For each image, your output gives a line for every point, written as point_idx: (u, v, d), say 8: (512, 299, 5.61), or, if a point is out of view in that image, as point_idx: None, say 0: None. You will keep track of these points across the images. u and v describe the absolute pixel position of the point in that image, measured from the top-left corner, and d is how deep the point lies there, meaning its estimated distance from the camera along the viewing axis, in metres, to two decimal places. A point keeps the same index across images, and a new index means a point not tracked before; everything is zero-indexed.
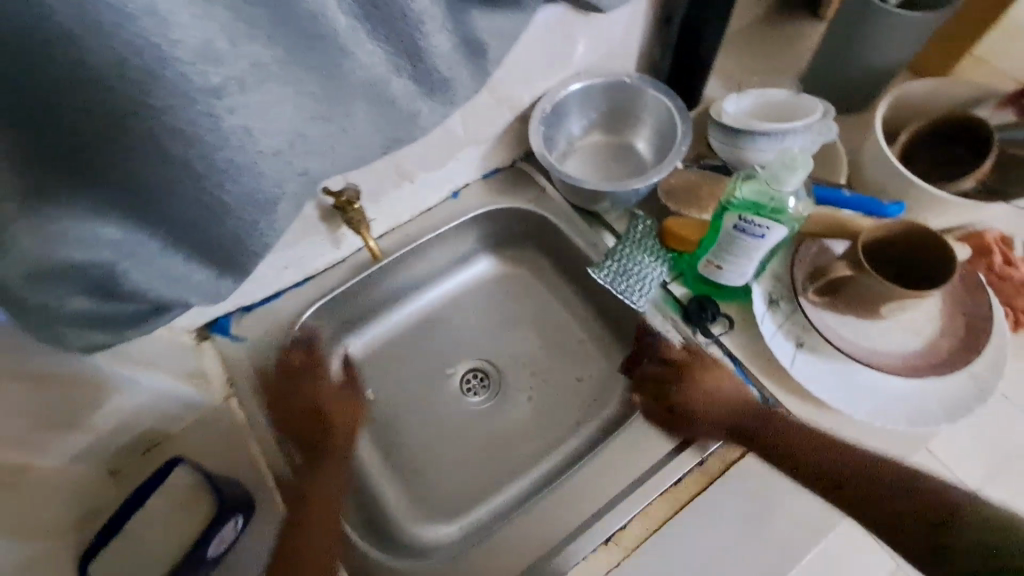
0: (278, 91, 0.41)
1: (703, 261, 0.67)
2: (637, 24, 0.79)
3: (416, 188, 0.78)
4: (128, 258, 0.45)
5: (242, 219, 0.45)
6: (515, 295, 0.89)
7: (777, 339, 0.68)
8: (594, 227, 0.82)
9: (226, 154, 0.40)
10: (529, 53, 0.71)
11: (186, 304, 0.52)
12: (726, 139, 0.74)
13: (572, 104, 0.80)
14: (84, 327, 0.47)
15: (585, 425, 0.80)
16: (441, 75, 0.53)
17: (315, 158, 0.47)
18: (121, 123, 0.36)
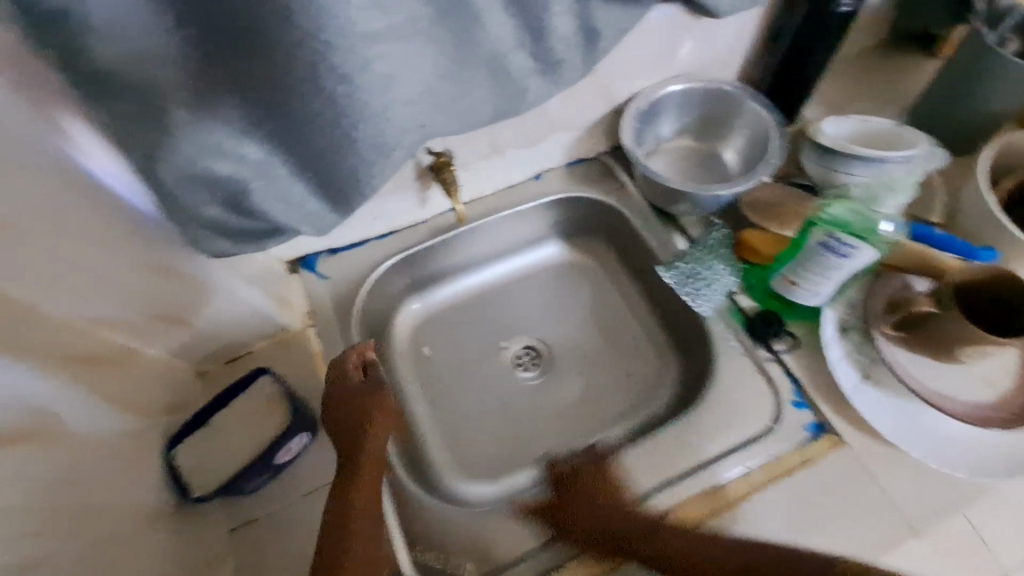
0: (421, 47, 0.45)
1: (777, 276, 0.67)
2: (746, 34, 0.79)
3: (504, 165, 0.82)
4: (261, 177, 0.50)
5: (364, 159, 0.49)
6: (577, 283, 0.92)
7: (844, 366, 0.67)
8: (668, 228, 0.82)
9: (368, 97, 0.44)
10: (637, 49, 0.73)
11: (297, 231, 0.58)
12: (821, 159, 0.73)
13: (668, 105, 0.81)
14: (215, 236, 0.53)
15: (628, 418, 0.81)
16: (557, 56, 0.57)
17: (435, 113, 0.51)
18: (290, 56, 0.40)
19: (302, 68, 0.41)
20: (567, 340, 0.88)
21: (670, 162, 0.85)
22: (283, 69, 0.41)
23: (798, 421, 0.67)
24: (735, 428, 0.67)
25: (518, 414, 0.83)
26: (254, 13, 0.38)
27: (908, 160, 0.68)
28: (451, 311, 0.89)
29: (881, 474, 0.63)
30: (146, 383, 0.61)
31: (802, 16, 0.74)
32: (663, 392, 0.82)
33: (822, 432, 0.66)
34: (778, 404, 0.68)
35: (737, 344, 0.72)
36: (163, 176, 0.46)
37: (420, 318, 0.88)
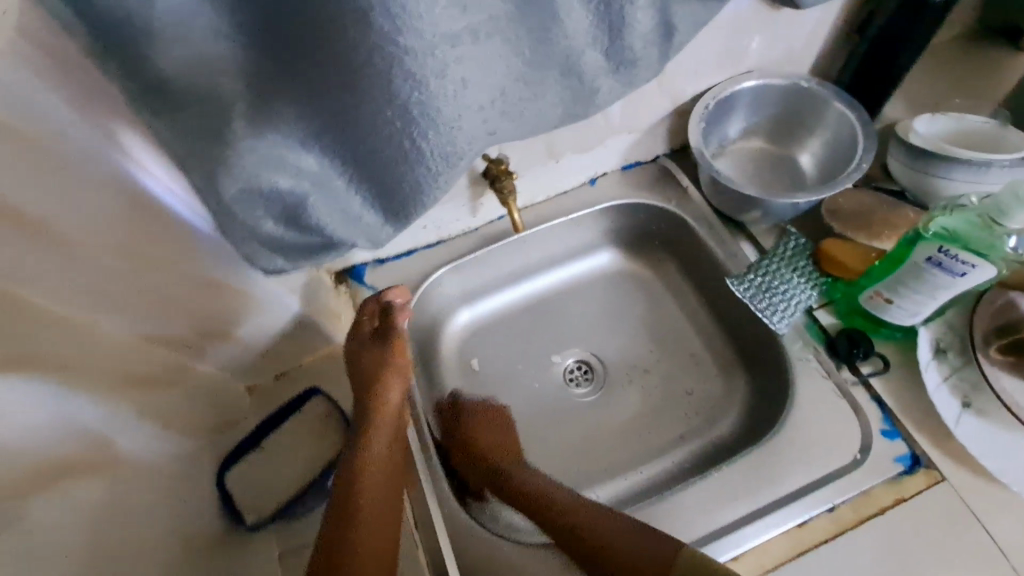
0: (499, 48, 0.41)
1: (868, 291, 0.61)
2: (825, 28, 0.73)
3: (559, 170, 0.78)
4: (319, 188, 0.47)
5: (429, 170, 0.46)
6: (632, 294, 0.87)
7: (942, 394, 0.61)
8: (735, 236, 0.77)
9: (440, 104, 0.40)
10: (708, 45, 0.67)
11: (352, 245, 0.54)
12: (913, 163, 0.67)
13: (738, 104, 0.76)
14: (267, 249, 0.50)
15: (690, 440, 0.76)
16: (634, 54, 0.52)
17: (506, 120, 0.47)
18: (359, 54, 0.36)
19: (374, 72, 0.37)
20: (621, 355, 0.83)
21: (738, 164, 0.79)
22: (354, 73, 0.38)
23: (890, 452, 0.60)
24: (819, 459, 0.61)
25: (571, 432, 0.78)
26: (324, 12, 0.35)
27: (1019, 163, 0.61)
28: (500, 323, 0.85)
29: (988, 515, 0.57)
30: (196, 400, 0.59)
31: (891, 6, 0.67)
32: (729, 413, 0.76)
33: (918, 466, 0.60)
34: (866, 433, 0.62)
35: (819, 364, 0.66)
36: (222, 193, 0.43)
37: (468, 330, 0.84)
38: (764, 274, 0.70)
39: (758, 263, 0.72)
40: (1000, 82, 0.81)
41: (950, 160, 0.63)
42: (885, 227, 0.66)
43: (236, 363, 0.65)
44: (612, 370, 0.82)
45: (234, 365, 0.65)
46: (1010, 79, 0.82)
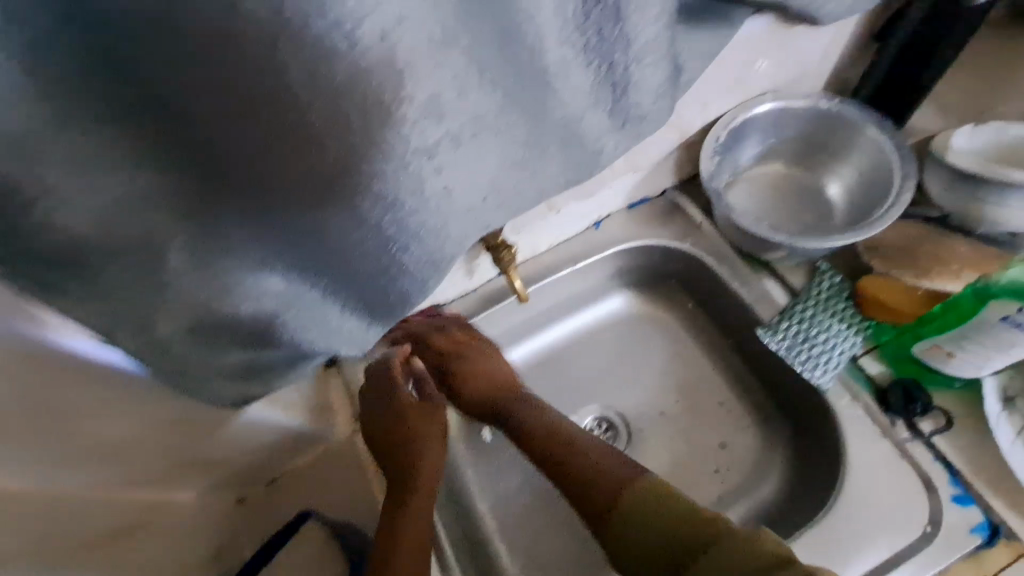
0: (489, 142, 0.33)
1: (925, 343, 0.53)
2: (843, 40, 0.65)
3: (560, 218, 0.70)
4: (291, 305, 0.39)
5: (414, 278, 0.39)
6: (650, 340, 0.79)
7: (1018, 451, 0.54)
8: (759, 275, 0.70)
9: (420, 217, 0.33)
10: (717, 74, 0.59)
11: (333, 354, 0.47)
12: (957, 185, 0.60)
13: (753, 130, 0.69)
14: (234, 377, 0.43)
15: (731, 504, 0.69)
16: (642, 109, 0.44)
17: (502, 212, 0.39)
18: (316, 184, 0.29)
19: (336, 198, 0.30)
20: (643, 409, 0.75)
21: (758, 194, 0.72)
22: (314, 200, 0.30)
23: (964, 522, 0.53)
24: (887, 536, 0.54)
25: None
26: (258, 138, 0.27)
27: None
28: None
29: None
30: None
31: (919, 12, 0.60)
32: (770, 470, 0.69)
33: (997, 537, 0.53)
34: (935, 502, 0.54)
35: (873, 422, 0.59)
36: (161, 331, 0.35)
37: None
38: (799, 321, 0.63)
39: (790, 308, 0.65)
40: None
41: (1001, 183, 0.56)
42: (935, 264, 0.59)
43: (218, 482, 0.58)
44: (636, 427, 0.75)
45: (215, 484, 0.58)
46: None
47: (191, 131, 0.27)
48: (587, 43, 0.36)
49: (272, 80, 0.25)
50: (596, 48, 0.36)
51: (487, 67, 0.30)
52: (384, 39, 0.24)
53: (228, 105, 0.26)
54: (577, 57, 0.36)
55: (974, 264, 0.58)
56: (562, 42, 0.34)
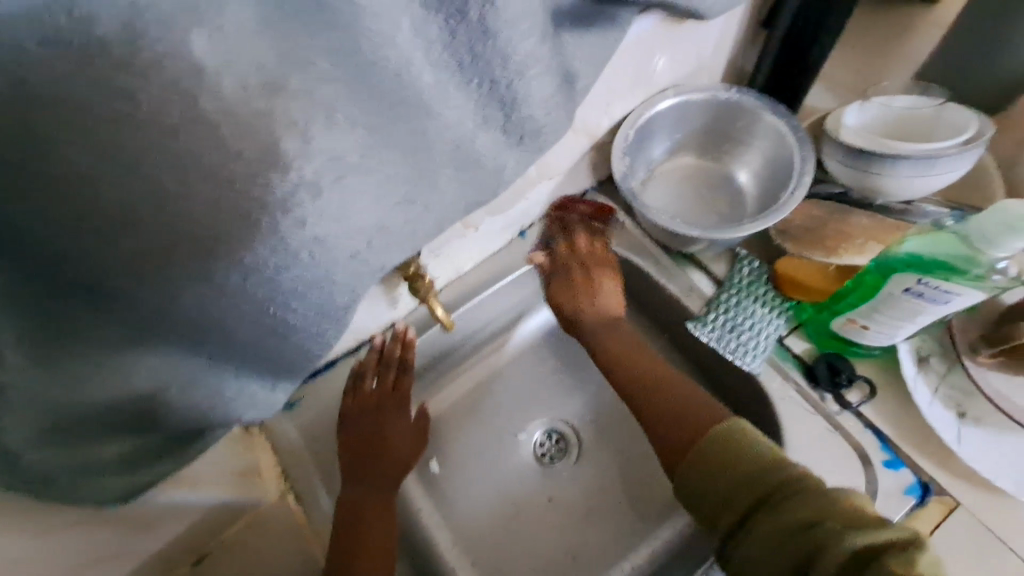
0: (361, 183, 0.29)
1: (842, 318, 0.55)
2: (732, 32, 0.66)
3: (480, 236, 0.68)
4: (173, 383, 0.36)
5: (308, 334, 0.35)
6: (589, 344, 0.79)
7: (936, 410, 0.56)
8: (684, 267, 0.70)
9: (293, 274, 0.29)
10: (615, 74, 0.58)
11: (238, 422, 0.43)
12: (852, 162, 0.62)
13: (659, 127, 0.69)
14: (123, 471, 0.38)
15: None
16: (537, 122, 0.41)
17: (397, 250, 0.36)
18: (156, 259, 0.26)
19: (183, 270, 0.26)
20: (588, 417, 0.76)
21: (673, 188, 0.73)
22: (159, 275, 0.27)
23: (897, 486, 0.55)
24: None
25: (553, 519, 0.70)
26: (68, 223, 0.23)
27: (960, 151, 0.57)
28: (455, 408, 0.75)
29: (1011, 534, 0.53)
30: None
31: None
32: None
33: (928, 495, 0.55)
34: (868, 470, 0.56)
35: (807, 398, 0.60)
36: (7, 441, 0.31)
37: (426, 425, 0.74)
38: (724, 307, 0.64)
39: (717, 297, 0.66)
40: (919, 43, 0.76)
41: (891, 158, 0.58)
42: (839, 239, 0.62)
43: None
44: (586, 434, 0.75)
45: None
46: (929, 36, 0.76)
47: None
48: (460, 63, 0.33)
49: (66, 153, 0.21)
50: (471, 66, 0.34)
51: (337, 105, 0.26)
52: None
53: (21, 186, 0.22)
54: (451, 79, 0.33)
55: (874, 234, 0.62)
56: (430, 66, 0.32)
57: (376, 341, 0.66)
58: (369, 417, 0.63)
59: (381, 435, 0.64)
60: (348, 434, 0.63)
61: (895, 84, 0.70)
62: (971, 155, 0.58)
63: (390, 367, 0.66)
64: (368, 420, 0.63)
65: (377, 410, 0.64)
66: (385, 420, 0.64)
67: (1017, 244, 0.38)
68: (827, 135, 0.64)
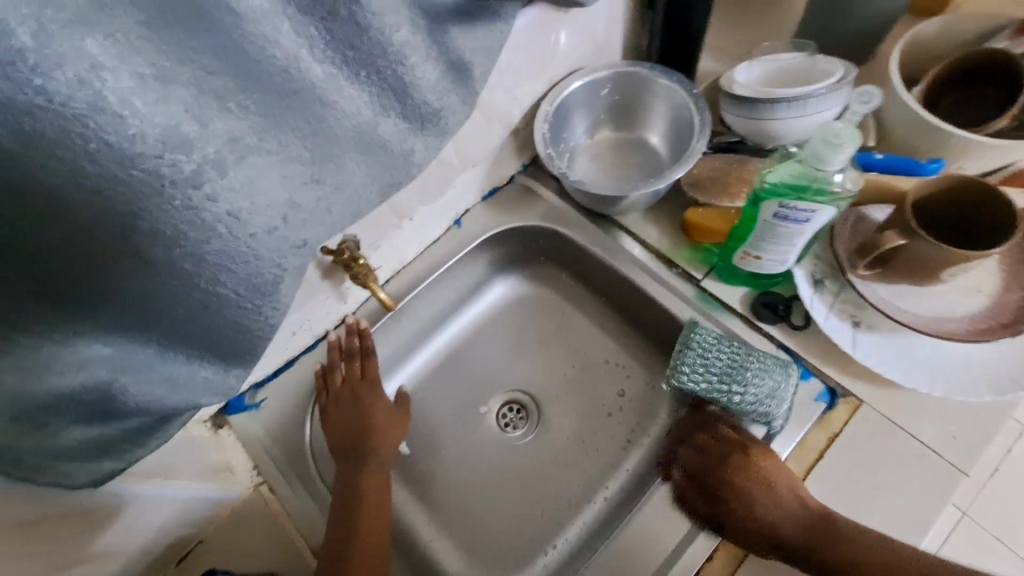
0: (264, 163, 0.35)
1: (739, 252, 0.62)
2: (618, 15, 0.74)
3: (415, 226, 0.74)
4: (127, 369, 0.40)
5: (242, 308, 0.40)
6: (538, 318, 0.85)
7: (833, 322, 0.63)
8: (609, 231, 0.77)
9: (215, 246, 0.34)
10: (514, 61, 0.65)
11: (196, 406, 0.47)
12: (741, 111, 0.68)
13: (572, 106, 0.76)
14: (91, 458, 0.42)
15: (638, 442, 0.74)
16: (431, 106, 0.47)
17: (314, 227, 0.41)
18: (89, 240, 0.30)
19: (113, 248, 0.31)
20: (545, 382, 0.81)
21: (597, 162, 0.79)
22: (93, 258, 0.31)
23: (809, 394, 0.62)
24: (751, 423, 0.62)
25: (523, 484, 0.74)
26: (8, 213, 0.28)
27: (829, 90, 0.64)
28: (417, 392, 0.80)
29: (908, 420, 0.59)
30: None
31: None
32: (659, 402, 0.76)
33: (836, 398, 0.62)
34: None
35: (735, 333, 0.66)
36: None
37: None
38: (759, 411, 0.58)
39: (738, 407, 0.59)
40: (788, 10, 0.85)
41: (771, 102, 0.65)
42: (740, 185, 0.69)
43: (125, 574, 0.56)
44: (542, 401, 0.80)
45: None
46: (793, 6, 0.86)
47: None
48: (344, 57, 0.39)
49: None
50: (354, 58, 0.39)
51: (227, 94, 0.31)
52: (84, 85, 0.26)
53: None
54: (339, 72, 0.39)
55: None
56: (316, 60, 0.37)
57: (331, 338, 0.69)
58: (347, 406, 0.66)
59: (363, 417, 0.66)
60: (334, 423, 0.66)
61: (771, 45, 0.78)
62: (840, 93, 0.65)
63: (355, 356, 0.69)
64: (348, 407, 0.66)
65: (354, 394, 0.67)
66: (364, 406, 0.67)
67: (843, 158, 0.45)
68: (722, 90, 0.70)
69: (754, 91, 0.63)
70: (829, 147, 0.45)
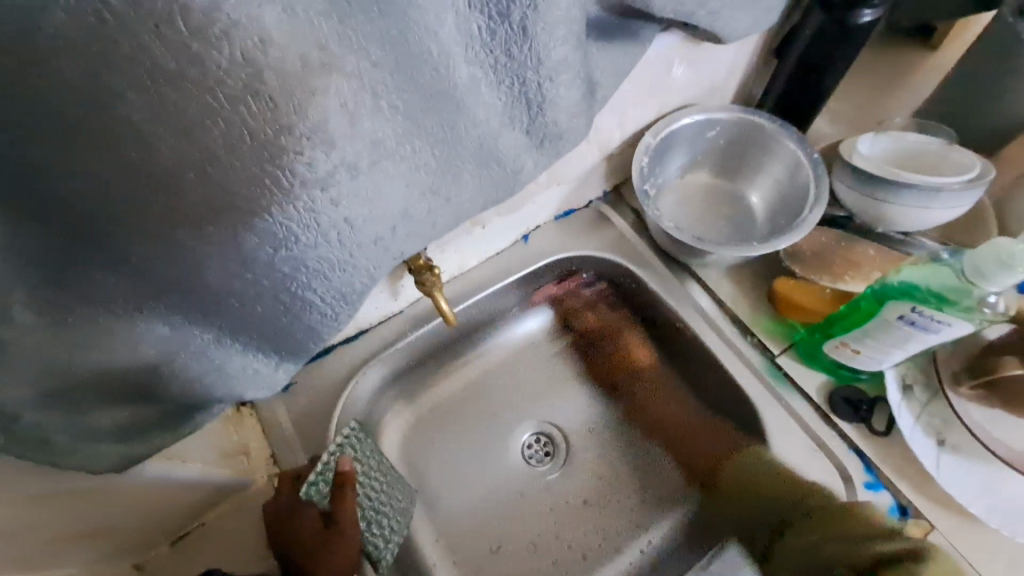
0: (392, 169, 0.30)
1: (834, 340, 0.56)
2: (744, 58, 0.69)
3: (486, 234, 0.69)
4: (179, 352, 0.35)
5: (322, 313, 0.35)
6: (306, 486, 0.54)
7: (917, 435, 0.58)
8: (683, 280, 0.72)
9: (318, 252, 0.30)
10: (632, 86, 0.60)
11: (237, 399, 0.41)
12: (859, 188, 0.63)
13: (676, 142, 0.70)
14: (117, 438, 0.38)
15: (668, 506, 0.70)
16: (560, 127, 0.42)
17: (416, 240, 0.37)
18: (193, 223, 0.26)
19: (215, 236, 0.27)
20: (396, 492, 0.62)
21: (685, 205, 0.74)
22: (187, 243, 0.27)
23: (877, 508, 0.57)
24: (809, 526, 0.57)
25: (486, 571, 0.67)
26: (117, 180, 0.24)
27: (964, 187, 0.59)
28: (447, 403, 0.75)
29: (986, 562, 0.54)
30: None
31: (810, 31, 0.63)
32: (703, 469, 0.71)
33: (905, 518, 0.57)
34: (849, 490, 0.58)
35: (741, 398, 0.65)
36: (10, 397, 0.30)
37: (415, 420, 0.74)
38: None
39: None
40: (905, 94, 0.80)
41: (898, 186, 0.60)
42: (846, 267, 0.63)
43: (118, 550, 0.51)
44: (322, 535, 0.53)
45: (115, 553, 0.51)
46: (917, 89, 0.81)
47: (40, 178, 0.24)
48: (495, 62, 0.34)
49: (123, 105, 0.22)
50: (505, 65, 0.34)
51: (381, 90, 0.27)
52: (244, 60, 0.22)
53: (67, 134, 0.23)
54: (484, 77, 0.35)
55: (880, 265, 0.63)
56: (468, 62, 0.33)
57: (386, 353, 0.68)
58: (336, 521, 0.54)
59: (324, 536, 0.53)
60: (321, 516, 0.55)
61: (894, 122, 0.73)
62: (975, 192, 0.59)
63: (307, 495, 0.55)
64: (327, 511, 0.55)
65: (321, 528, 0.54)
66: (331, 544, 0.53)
67: (1010, 281, 0.41)
68: (841, 160, 0.65)
69: (886, 172, 0.58)
70: (1001, 268, 0.40)
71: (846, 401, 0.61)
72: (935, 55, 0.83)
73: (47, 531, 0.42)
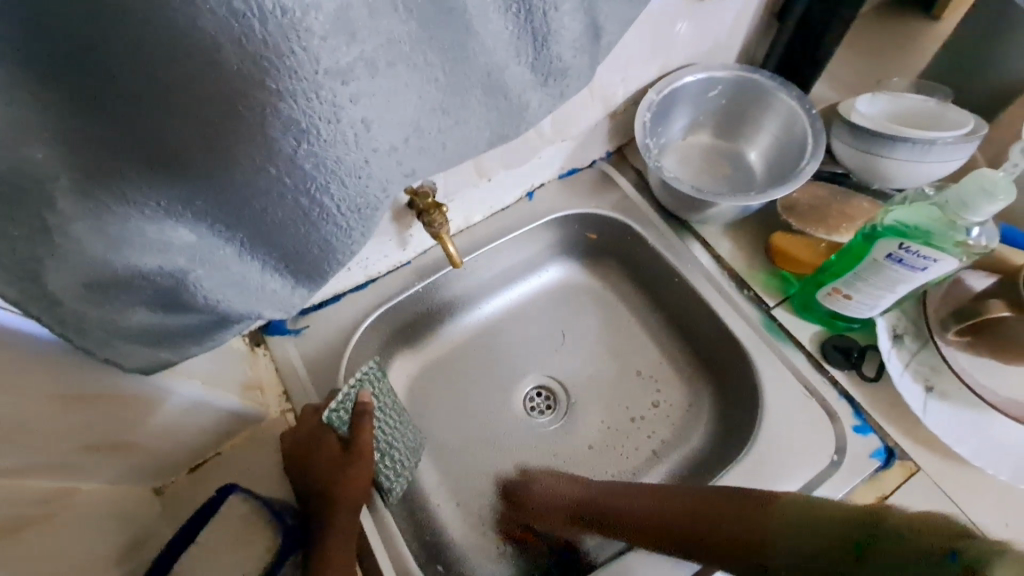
0: (405, 75, 0.34)
1: (826, 287, 0.58)
2: (747, 18, 0.70)
3: (491, 187, 0.71)
4: (202, 262, 0.36)
5: (337, 227, 0.37)
6: (330, 411, 0.57)
7: (905, 381, 0.60)
8: (683, 237, 0.74)
9: (336, 152, 0.32)
10: (636, 40, 0.62)
11: (256, 318, 0.43)
12: (856, 142, 0.65)
13: (679, 101, 0.72)
14: (146, 344, 0.40)
15: (664, 457, 0.72)
16: (564, 63, 0.44)
17: (426, 158, 0.40)
18: (226, 111, 0.29)
19: (247, 126, 0.29)
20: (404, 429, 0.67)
21: (687, 164, 0.76)
22: (221, 131, 0.30)
23: (864, 449, 0.59)
24: (797, 465, 0.59)
25: (487, 507, 0.70)
26: (163, 65, 0.27)
27: (959, 140, 0.60)
28: (452, 355, 0.78)
29: (968, 499, 0.56)
30: (91, 524, 0.48)
31: None
32: (698, 420, 0.73)
33: (892, 459, 0.59)
34: (838, 432, 0.60)
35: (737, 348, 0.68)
36: (55, 284, 0.32)
37: (420, 371, 0.76)
38: None
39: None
40: (908, 61, 0.82)
41: (893, 139, 0.61)
42: (842, 219, 0.66)
43: (138, 469, 0.54)
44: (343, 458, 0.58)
45: (135, 471, 0.53)
46: (919, 57, 0.82)
47: (96, 61, 0.27)
48: None
49: None
50: None
51: None
52: None
53: (120, 16, 0.25)
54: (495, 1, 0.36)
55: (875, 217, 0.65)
56: None
57: (393, 302, 0.71)
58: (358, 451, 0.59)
59: (339, 461, 0.58)
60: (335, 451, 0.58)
61: (895, 85, 0.74)
62: (969, 146, 0.61)
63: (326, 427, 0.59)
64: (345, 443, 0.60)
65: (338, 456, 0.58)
66: (349, 468, 0.58)
67: (993, 208, 0.43)
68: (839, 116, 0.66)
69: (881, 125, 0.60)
70: (982, 197, 0.43)
71: (839, 348, 0.63)
72: (940, 26, 0.84)
73: (75, 436, 0.44)
